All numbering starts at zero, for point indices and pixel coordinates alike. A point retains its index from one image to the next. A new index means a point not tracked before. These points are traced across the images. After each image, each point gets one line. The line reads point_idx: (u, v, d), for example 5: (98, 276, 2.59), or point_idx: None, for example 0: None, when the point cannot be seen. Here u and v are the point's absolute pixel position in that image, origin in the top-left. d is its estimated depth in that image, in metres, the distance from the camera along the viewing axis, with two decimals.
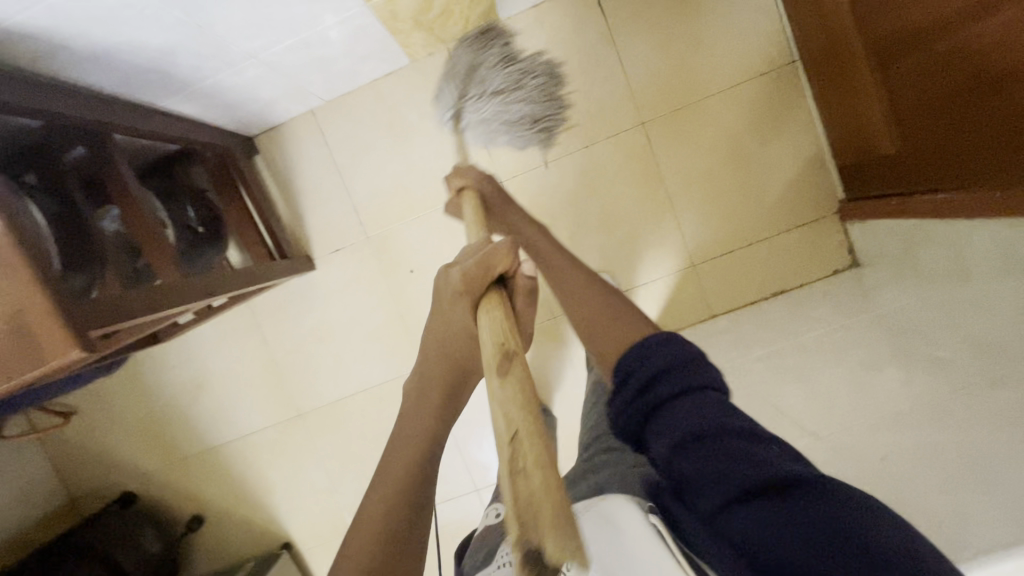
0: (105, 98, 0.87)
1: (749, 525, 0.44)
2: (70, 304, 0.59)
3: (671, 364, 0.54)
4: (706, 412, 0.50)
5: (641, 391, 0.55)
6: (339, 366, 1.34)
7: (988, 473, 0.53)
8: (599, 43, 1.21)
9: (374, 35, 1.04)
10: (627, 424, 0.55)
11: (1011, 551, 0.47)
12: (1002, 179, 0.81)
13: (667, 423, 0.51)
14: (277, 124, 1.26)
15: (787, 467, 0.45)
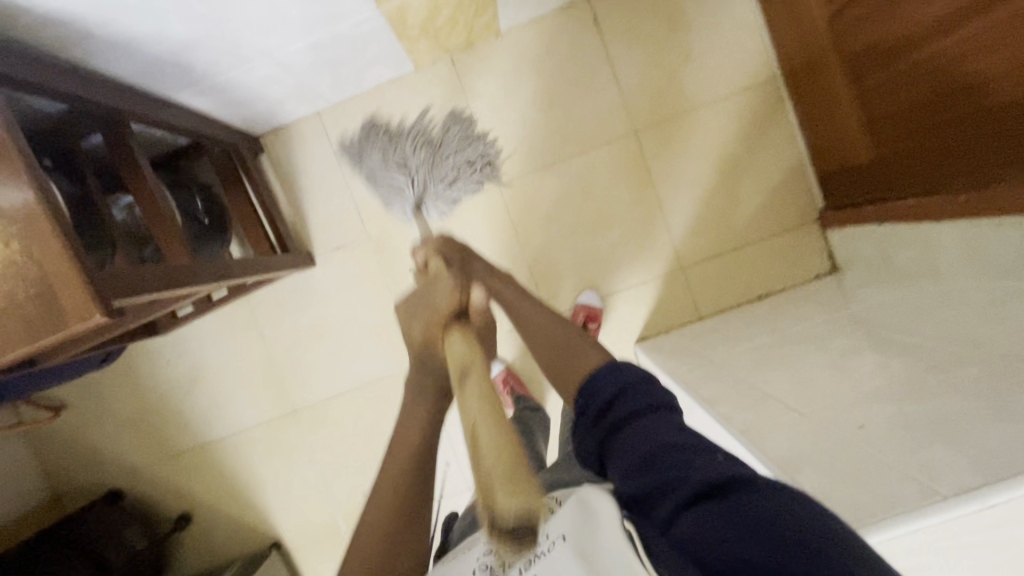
0: (124, 87, 0.91)
1: (690, 519, 0.45)
2: (94, 270, 0.62)
3: (628, 387, 0.60)
4: (655, 426, 0.54)
5: (602, 415, 0.60)
6: (337, 361, 1.36)
7: (955, 434, 0.57)
8: (594, 55, 1.28)
9: (383, 40, 1.10)
10: (593, 443, 0.59)
11: (973, 493, 0.51)
12: (967, 182, 0.88)
13: (623, 439, 0.55)
14: (283, 124, 1.30)
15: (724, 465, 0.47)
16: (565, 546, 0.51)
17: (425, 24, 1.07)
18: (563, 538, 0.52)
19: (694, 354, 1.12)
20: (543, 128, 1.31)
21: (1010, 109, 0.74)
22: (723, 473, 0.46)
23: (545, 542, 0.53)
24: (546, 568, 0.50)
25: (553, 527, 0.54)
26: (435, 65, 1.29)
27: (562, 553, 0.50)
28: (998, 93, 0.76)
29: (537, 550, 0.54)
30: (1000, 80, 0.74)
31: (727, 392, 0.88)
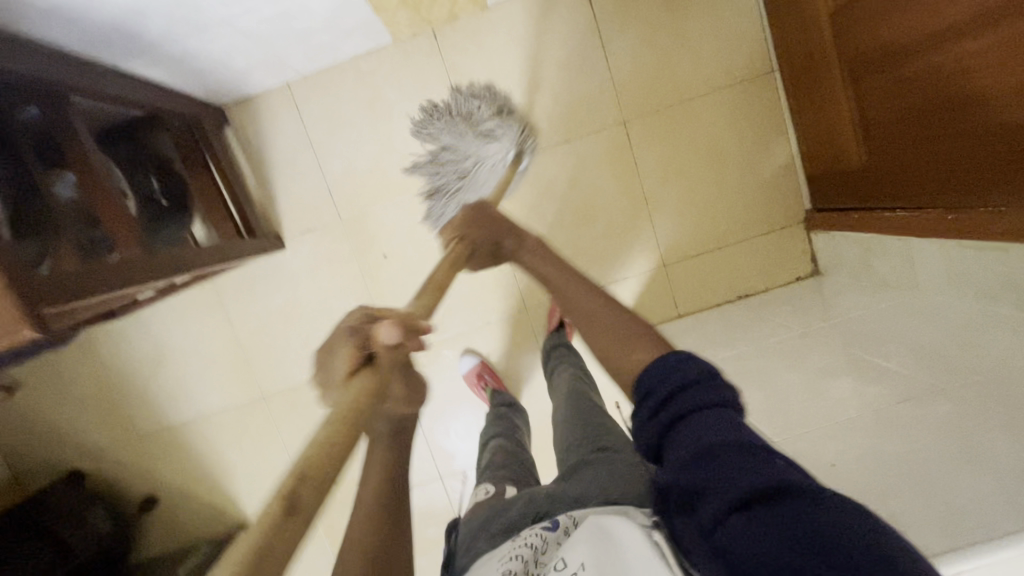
0: (59, 54, 0.82)
1: (737, 531, 0.42)
2: (24, 281, 0.61)
3: (686, 383, 0.56)
4: (711, 424, 0.51)
5: (660, 406, 0.56)
6: (308, 348, 1.31)
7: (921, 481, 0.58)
8: (586, 36, 1.20)
9: (358, 12, 1.01)
10: (646, 437, 0.57)
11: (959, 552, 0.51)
12: (957, 201, 0.86)
13: (679, 437, 0.53)
14: (249, 95, 1.21)
15: (781, 476, 0.43)
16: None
17: None
18: (583, 568, 0.47)
19: None
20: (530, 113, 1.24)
21: (1010, 132, 0.72)
22: (775, 487, 0.43)
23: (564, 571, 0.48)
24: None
25: (566, 552, 0.50)
26: (415, 38, 1.20)
27: None
28: (1002, 115, 0.72)
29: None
30: (1004, 101, 0.71)
31: None
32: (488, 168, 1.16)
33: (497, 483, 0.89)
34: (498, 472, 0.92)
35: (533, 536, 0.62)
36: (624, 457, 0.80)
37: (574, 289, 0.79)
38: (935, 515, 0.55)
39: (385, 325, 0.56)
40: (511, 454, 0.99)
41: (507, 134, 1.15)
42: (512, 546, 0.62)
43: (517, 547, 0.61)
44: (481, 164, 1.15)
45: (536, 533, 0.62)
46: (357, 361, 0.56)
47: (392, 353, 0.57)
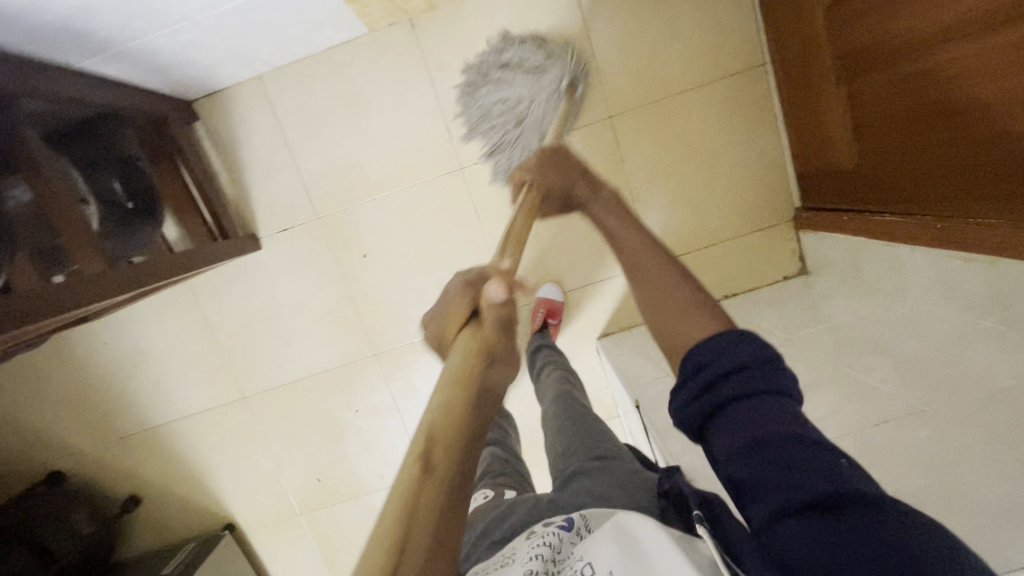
0: None
1: (796, 540, 0.38)
2: None
3: (739, 364, 0.48)
4: (770, 416, 0.45)
5: (707, 387, 0.49)
6: (289, 349, 1.29)
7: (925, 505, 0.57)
8: (571, 27, 1.15)
9: (328, 3, 0.96)
10: (686, 416, 0.50)
11: None
12: (947, 209, 0.83)
13: (731, 422, 0.46)
14: (218, 88, 1.16)
15: (845, 485, 0.39)
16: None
17: None
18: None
19: (658, 361, 1.10)
20: None
21: (1006, 142, 0.68)
22: (837, 499, 0.39)
23: None
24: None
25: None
26: (392, 28, 1.14)
27: None
28: (999, 123, 0.69)
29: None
30: (1003, 111, 0.67)
31: None
32: (546, 104, 1.10)
33: (496, 487, 0.87)
34: (497, 478, 0.91)
35: (550, 535, 0.59)
36: (622, 461, 0.77)
37: (646, 250, 0.67)
38: None
39: (491, 283, 0.58)
40: (507, 461, 0.98)
41: (557, 62, 1.09)
42: (526, 548, 0.58)
43: (532, 547, 0.57)
44: (536, 101, 1.10)
45: (551, 533, 0.59)
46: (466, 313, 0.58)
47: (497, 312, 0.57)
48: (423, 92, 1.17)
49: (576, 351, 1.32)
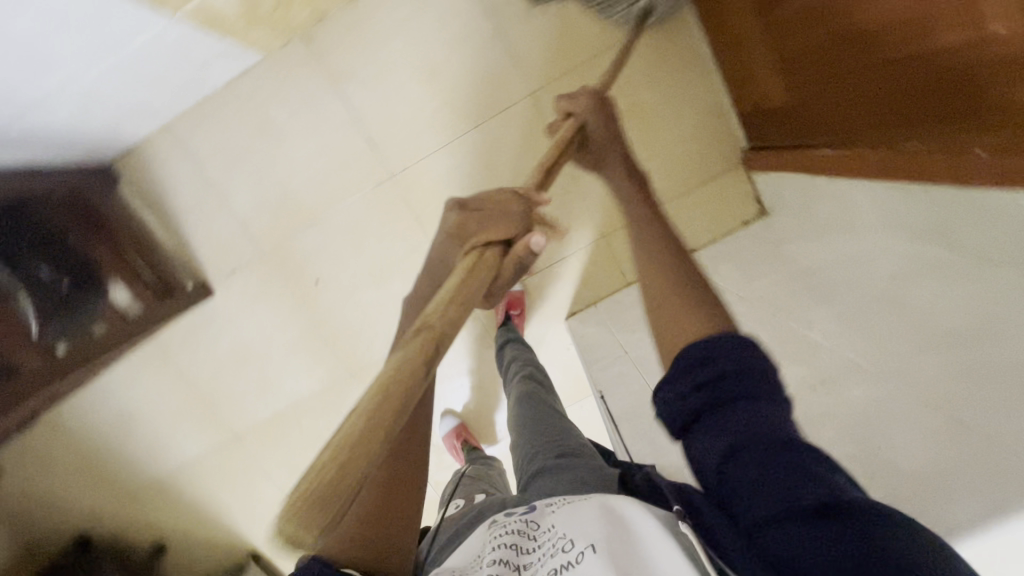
0: None
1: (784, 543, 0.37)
2: None
3: (731, 367, 0.45)
4: (757, 422, 0.42)
5: (699, 389, 0.46)
6: (266, 385, 1.31)
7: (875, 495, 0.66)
8: (469, 8, 1.08)
9: (206, 40, 0.90)
10: (674, 413, 0.47)
11: None
12: (879, 138, 0.79)
13: (720, 422, 0.44)
14: (130, 146, 1.13)
15: (838, 486, 0.38)
16: (595, 559, 0.45)
17: (246, 11, 0.89)
18: (592, 549, 0.46)
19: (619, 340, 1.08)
20: (429, 104, 1.13)
21: (942, 60, 0.62)
22: (833, 500, 0.37)
23: (571, 552, 0.47)
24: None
25: (570, 531, 0.49)
26: (287, 48, 1.10)
27: (593, 566, 0.45)
28: (919, 43, 0.64)
29: (556, 558, 0.48)
30: (934, 25, 0.61)
31: None
32: None
33: (468, 496, 0.85)
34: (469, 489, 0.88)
35: (516, 522, 0.56)
36: (581, 450, 0.74)
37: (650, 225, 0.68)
38: None
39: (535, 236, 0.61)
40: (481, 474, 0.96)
41: None
42: (489, 540, 0.55)
43: (497, 536, 0.55)
44: None
45: (514, 521, 0.57)
46: (501, 235, 0.60)
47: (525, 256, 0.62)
48: (333, 107, 1.13)
49: (546, 336, 1.31)
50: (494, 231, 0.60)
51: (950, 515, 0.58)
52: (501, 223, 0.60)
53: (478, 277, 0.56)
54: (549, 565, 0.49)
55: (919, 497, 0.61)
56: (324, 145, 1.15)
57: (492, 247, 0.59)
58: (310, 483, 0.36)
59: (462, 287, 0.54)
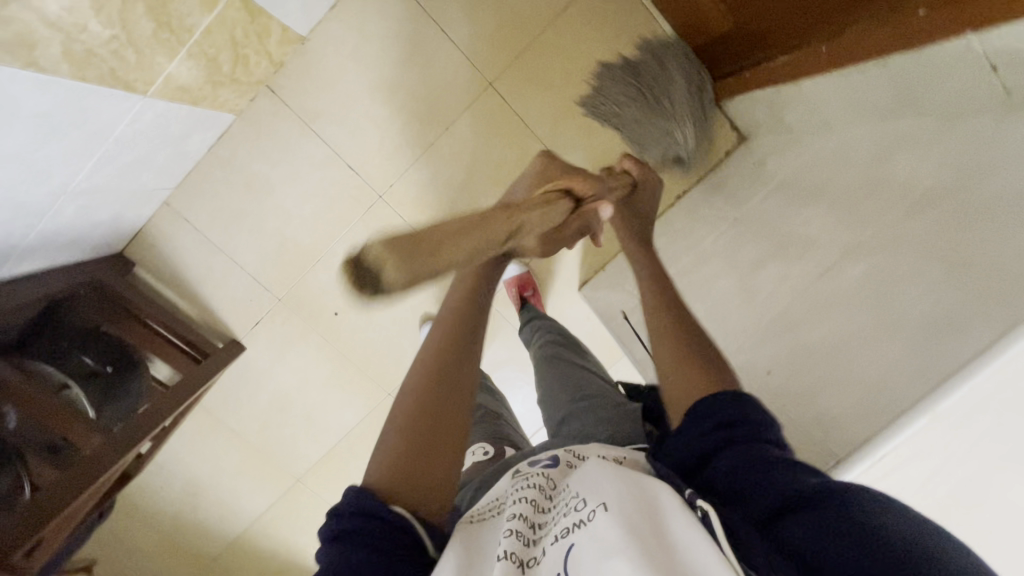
0: None
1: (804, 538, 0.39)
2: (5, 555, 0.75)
3: (735, 417, 0.47)
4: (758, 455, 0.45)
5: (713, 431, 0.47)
6: (313, 422, 1.36)
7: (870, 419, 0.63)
8: (413, 20, 1.11)
9: (178, 112, 0.94)
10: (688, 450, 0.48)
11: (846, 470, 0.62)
12: (831, 29, 0.82)
13: (730, 457, 0.45)
14: (136, 232, 1.18)
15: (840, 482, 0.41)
16: (607, 518, 0.41)
17: (211, 75, 0.93)
18: (604, 507, 0.42)
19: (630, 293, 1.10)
20: (399, 121, 1.18)
21: None
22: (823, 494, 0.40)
23: (583, 510, 0.43)
24: (586, 539, 0.41)
25: (585, 489, 0.46)
26: (254, 103, 1.13)
27: (604, 524, 0.41)
28: None
29: (570, 515, 0.44)
30: None
31: None
32: None
33: (494, 442, 0.90)
34: (494, 433, 0.95)
35: (535, 475, 0.53)
36: (605, 394, 0.80)
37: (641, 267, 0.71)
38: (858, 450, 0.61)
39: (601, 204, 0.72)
40: (500, 415, 1.03)
41: None
42: (510, 492, 0.52)
43: (519, 489, 0.51)
44: None
45: (535, 474, 0.53)
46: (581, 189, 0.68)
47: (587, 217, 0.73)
48: (311, 146, 1.17)
49: (563, 311, 1.33)
50: (574, 184, 0.67)
51: (960, 355, 0.57)
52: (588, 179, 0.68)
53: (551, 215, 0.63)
54: (563, 525, 0.44)
55: (929, 342, 0.61)
56: (311, 184, 1.20)
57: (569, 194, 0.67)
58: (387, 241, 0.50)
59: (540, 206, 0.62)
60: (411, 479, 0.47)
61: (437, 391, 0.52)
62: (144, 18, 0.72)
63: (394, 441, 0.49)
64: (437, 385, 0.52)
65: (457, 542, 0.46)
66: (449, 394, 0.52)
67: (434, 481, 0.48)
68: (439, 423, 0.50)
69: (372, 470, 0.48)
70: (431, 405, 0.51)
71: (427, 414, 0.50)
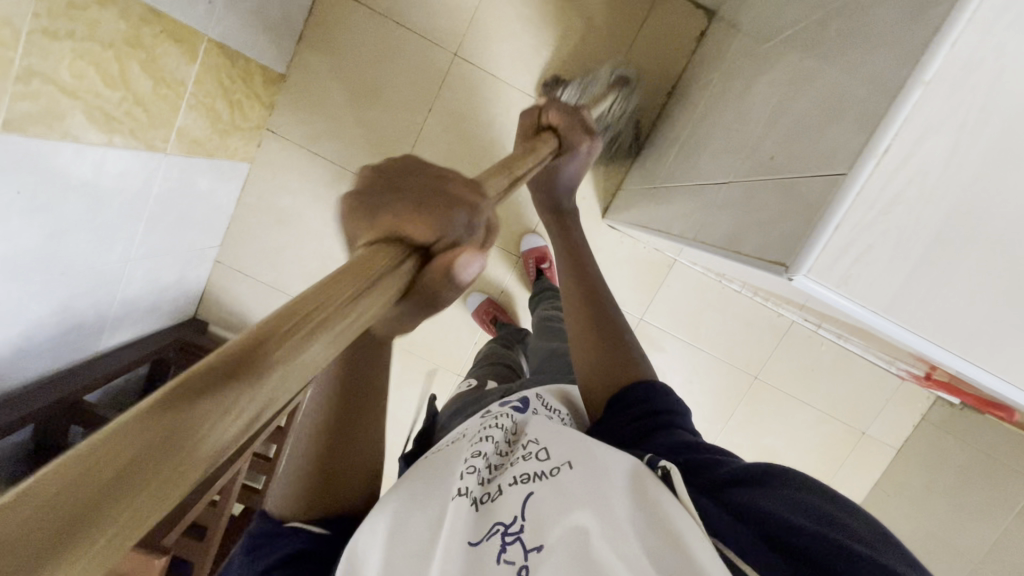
0: (66, 372, 0.97)
1: (755, 497, 0.45)
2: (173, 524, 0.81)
3: (666, 405, 0.63)
4: (685, 439, 0.57)
5: (648, 413, 0.62)
6: (398, 423, 1.43)
7: (827, 148, 0.47)
8: (371, 21, 1.21)
9: (198, 164, 1.08)
10: (631, 429, 0.60)
11: (845, 295, 0.45)
12: None
13: (657, 445, 0.57)
14: (200, 292, 1.34)
15: (762, 466, 0.49)
16: (571, 473, 0.47)
17: (214, 124, 1.07)
18: (569, 465, 0.48)
19: (640, 191, 1.09)
20: (386, 116, 1.27)
21: None
22: (766, 472, 0.48)
23: (546, 465, 0.48)
24: (545, 489, 0.46)
25: (548, 443, 0.51)
26: (262, 147, 1.27)
27: (570, 478, 0.46)
28: None
29: (532, 464, 0.49)
30: None
31: (667, 211, 0.87)
32: None
33: (480, 377, 0.92)
34: (488, 370, 0.97)
35: (503, 418, 0.59)
36: None
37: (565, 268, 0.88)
38: (890, 259, 0.44)
39: (466, 255, 0.33)
40: (496, 357, 1.05)
41: None
42: (480, 428, 0.57)
43: (485, 429, 0.57)
44: None
45: (504, 414, 0.60)
46: (418, 237, 0.32)
47: (442, 290, 0.35)
48: (318, 167, 1.29)
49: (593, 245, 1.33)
50: (416, 209, 0.32)
51: None
52: (435, 211, 0.33)
53: (378, 305, 0.30)
54: (523, 472, 0.49)
55: None
56: (329, 203, 1.31)
57: (406, 255, 0.31)
58: (89, 455, 0.16)
59: (341, 326, 0.26)
60: (305, 515, 0.52)
61: (323, 456, 0.51)
62: (145, 81, 0.84)
63: (291, 481, 0.52)
64: (337, 414, 0.50)
65: (411, 483, 0.52)
66: (338, 455, 0.51)
67: (352, 485, 0.53)
68: (347, 445, 0.51)
69: (277, 497, 0.54)
70: (335, 430, 0.51)
71: (314, 474, 0.51)
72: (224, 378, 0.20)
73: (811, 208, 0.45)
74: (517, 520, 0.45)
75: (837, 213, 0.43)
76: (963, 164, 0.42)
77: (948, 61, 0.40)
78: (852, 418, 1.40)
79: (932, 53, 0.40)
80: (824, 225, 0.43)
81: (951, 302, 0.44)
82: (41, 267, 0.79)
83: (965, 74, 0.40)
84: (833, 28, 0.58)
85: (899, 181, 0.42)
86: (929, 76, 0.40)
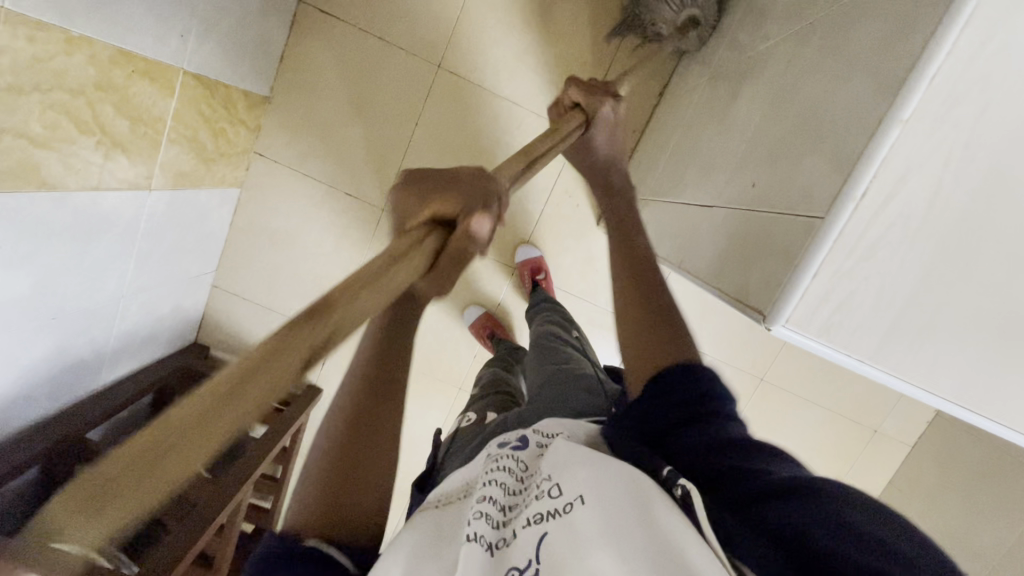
0: (68, 411, 0.98)
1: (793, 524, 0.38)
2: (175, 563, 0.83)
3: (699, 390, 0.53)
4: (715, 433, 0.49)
5: (679, 403, 0.53)
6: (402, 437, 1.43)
7: (803, 183, 0.46)
8: (352, 38, 1.19)
9: (185, 196, 1.08)
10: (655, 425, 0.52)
11: (827, 340, 0.46)
12: None
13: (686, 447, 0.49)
14: (200, 317, 1.35)
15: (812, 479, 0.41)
16: (585, 510, 0.41)
17: (198, 155, 1.06)
18: (581, 500, 0.42)
19: None
20: (373, 133, 1.25)
21: None
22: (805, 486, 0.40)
23: (557, 501, 0.43)
24: (559, 530, 0.41)
25: (558, 475, 0.45)
26: (252, 170, 1.27)
27: (584, 516, 0.41)
28: None
29: (542, 503, 0.44)
30: None
31: (654, 227, 0.85)
32: None
33: (479, 410, 0.88)
34: (489, 400, 0.94)
35: (505, 457, 0.52)
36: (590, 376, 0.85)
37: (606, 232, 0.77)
38: (872, 301, 0.45)
39: (478, 219, 0.46)
40: (497, 383, 1.02)
41: None
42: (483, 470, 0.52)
43: (490, 469, 0.51)
44: None
45: (505, 453, 0.53)
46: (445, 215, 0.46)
47: (466, 246, 0.47)
48: (308, 187, 1.28)
49: (589, 253, 1.31)
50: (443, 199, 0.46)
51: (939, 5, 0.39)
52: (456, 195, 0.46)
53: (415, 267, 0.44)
54: (534, 511, 0.44)
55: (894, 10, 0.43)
56: (323, 223, 1.31)
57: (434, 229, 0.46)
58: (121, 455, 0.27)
59: (384, 285, 0.40)
60: (325, 518, 0.48)
61: (352, 440, 0.51)
62: (122, 119, 0.83)
63: (314, 475, 0.50)
64: (369, 393, 0.52)
65: (413, 537, 0.47)
66: (366, 442, 0.51)
67: (378, 478, 0.51)
68: (373, 428, 0.52)
69: (291, 514, 0.49)
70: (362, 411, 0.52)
71: (341, 461, 0.50)
72: (173, 427, 0.29)
73: (789, 251, 0.45)
74: (532, 563, 0.41)
75: (816, 260, 0.43)
76: (948, 204, 0.42)
77: (924, 101, 0.40)
78: (863, 417, 1.37)
79: (908, 93, 0.40)
80: (802, 273, 0.44)
81: (936, 340, 0.45)
82: (32, 315, 0.80)
83: (944, 111, 0.40)
84: (814, 42, 0.55)
85: (879, 226, 0.42)
86: (906, 115, 0.40)
